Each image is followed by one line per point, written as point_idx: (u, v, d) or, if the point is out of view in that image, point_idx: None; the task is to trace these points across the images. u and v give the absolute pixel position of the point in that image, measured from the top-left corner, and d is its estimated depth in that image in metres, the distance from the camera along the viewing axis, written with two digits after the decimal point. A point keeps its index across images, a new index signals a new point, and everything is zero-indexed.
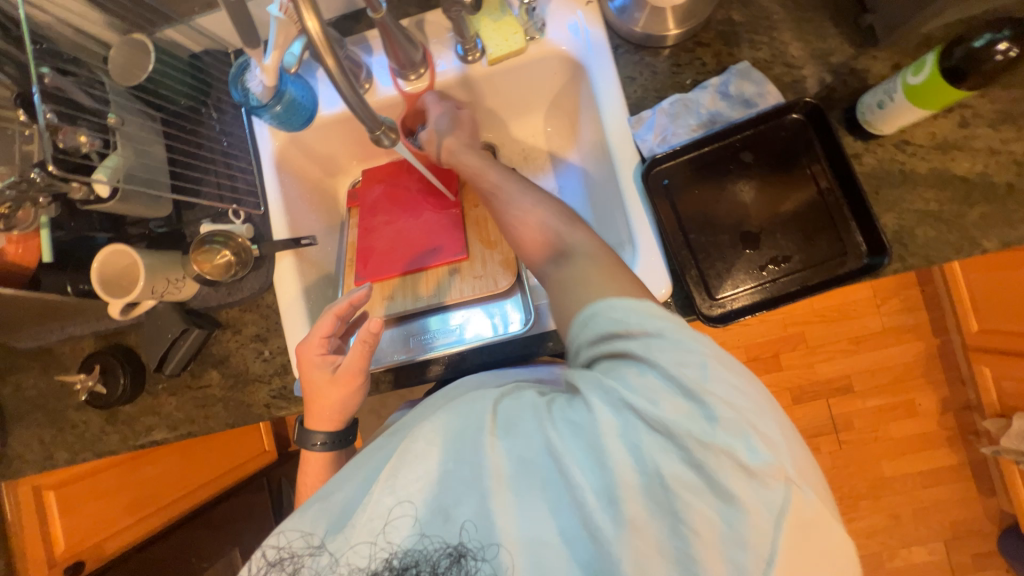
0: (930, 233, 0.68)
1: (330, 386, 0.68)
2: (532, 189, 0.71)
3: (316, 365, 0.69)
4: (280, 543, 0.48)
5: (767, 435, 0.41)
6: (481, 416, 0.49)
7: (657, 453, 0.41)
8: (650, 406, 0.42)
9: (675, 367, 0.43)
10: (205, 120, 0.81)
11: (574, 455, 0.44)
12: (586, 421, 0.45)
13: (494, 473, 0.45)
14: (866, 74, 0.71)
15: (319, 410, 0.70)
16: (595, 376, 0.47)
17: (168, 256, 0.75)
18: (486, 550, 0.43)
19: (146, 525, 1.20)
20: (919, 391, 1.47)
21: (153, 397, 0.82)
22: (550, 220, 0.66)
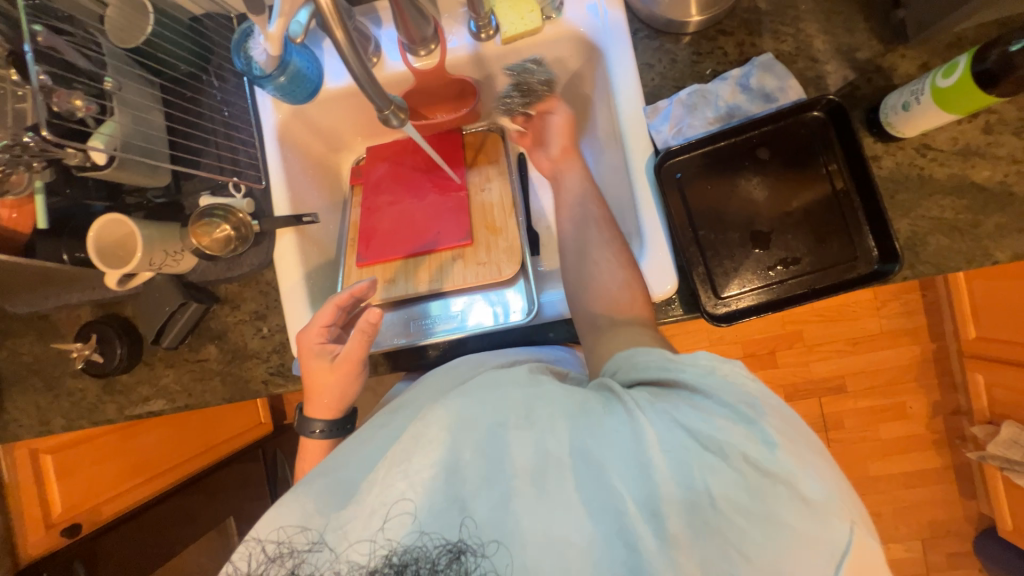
0: (942, 242, 0.67)
1: (327, 372, 0.68)
2: (592, 225, 0.71)
3: (314, 355, 0.69)
4: (280, 538, 0.47)
5: (827, 470, 0.41)
6: (508, 410, 0.48)
7: (710, 473, 0.41)
8: (706, 427, 0.42)
9: (734, 394, 0.44)
10: (205, 87, 0.78)
11: (617, 467, 0.43)
12: (633, 432, 0.44)
13: (520, 473, 0.44)
14: (893, 73, 0.69)
15: (318, 395, 0.69)
16: (645, 395, 0.47)
17: (167, 228, 0.74)
18: (487, 546, 0.43)
19: (143, 490, 1.20)
20: (912, 395, 1.48)
21: (150, 369, 0.82)
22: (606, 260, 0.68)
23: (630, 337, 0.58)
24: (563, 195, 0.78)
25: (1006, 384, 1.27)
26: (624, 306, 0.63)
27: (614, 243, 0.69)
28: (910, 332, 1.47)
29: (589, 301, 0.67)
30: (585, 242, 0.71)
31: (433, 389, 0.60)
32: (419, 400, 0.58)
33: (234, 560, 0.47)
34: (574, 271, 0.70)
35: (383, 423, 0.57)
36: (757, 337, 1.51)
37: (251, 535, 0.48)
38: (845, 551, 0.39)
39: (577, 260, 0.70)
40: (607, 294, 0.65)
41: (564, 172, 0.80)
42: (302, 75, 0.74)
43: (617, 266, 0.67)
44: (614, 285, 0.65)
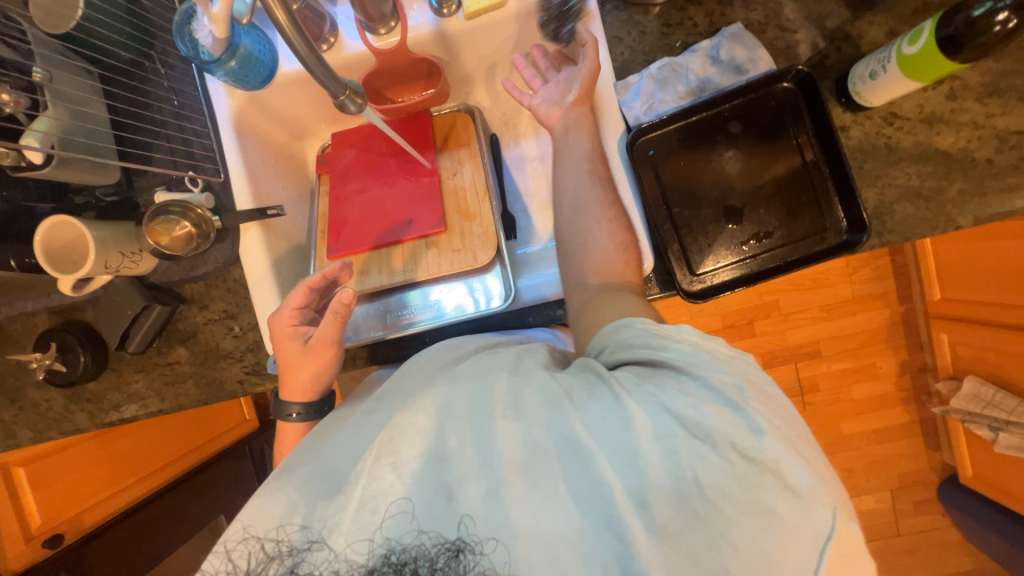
0: (908, 210, 0.69)
1: (301, 357, 0.66)
2: (596, 179, 0.66)
3: (287, 338, 0.67)
4: (280, 537, 0.45)
5: (812, 458, 0.42)
6: (495, 398, 0.48)
7: (698, 461, 0.41)
8: (694, 414, 0.43)
9: (720, 381, 0.45)
10: (151, 75, 0.74)
11: (606, 456, 0.43)
12: (621, 418, 0.44)
13: (510, 466, 0.44)
14: (860, 41, 0.68)
15: (293, 379, 0.68)
16: (633, 377, 0.47)
17: (121, 228, 0.70)
18: (486, 544, 0.42)
19: (125, 495, 1.18)
20: (881, 356, 1.55)
21: (118, 375, 0.79)
22: (602, 218, 0.64)
23: (618, 304, 0.57)
24: (568, 148, 0.67)
25: (968, 341, 1.33)
26: (618, 270, 0.62)
27: (614, 207, 0.65)
28: (879, 296, 1.52)
29: (583, 264, 0.63)
30: (584, 200, 0.65)
31: (416, 372, 0.58)
32: (403, 381, 0.58)
33: (230, 554, 0.46)
34: (569, 231, 0.65)
35: (367, 412, 0.54)
36: (735, 307, 1.54)
37: (251, 530, 0.46)
38: (831, 539, 0.40)
39: (573, 220, 0.65)
40: (602, 257, 0.62)
41: (575, 121, 0.68)
42: (254, 59, 0.70)
43: (616, 230, 0.64)
44: (608, 248, 0.63)
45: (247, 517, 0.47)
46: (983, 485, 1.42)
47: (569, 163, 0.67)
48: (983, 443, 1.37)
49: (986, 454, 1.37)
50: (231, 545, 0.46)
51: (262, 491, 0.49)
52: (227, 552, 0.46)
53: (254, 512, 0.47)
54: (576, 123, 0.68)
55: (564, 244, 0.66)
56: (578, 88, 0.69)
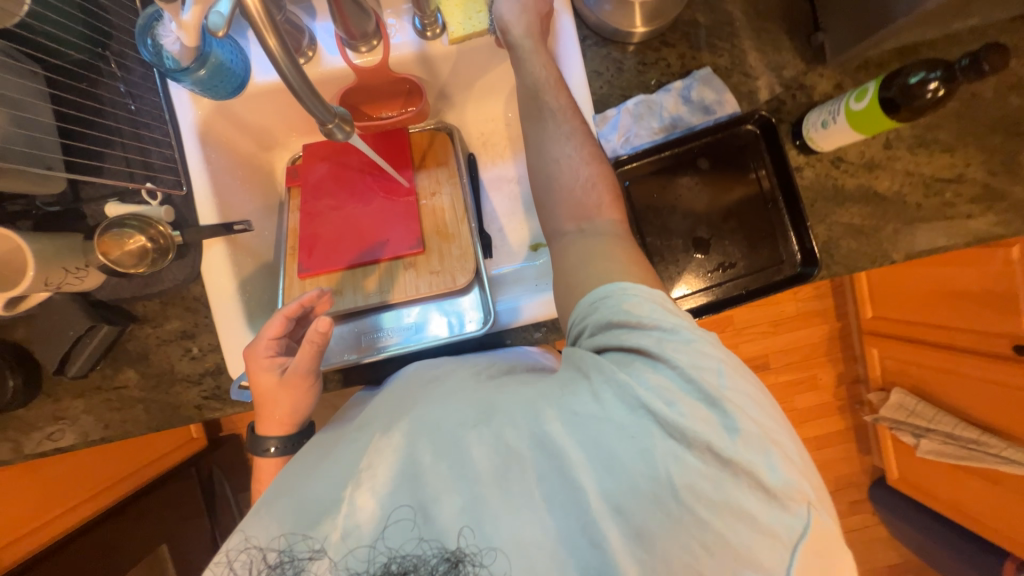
0: (851, 245, 0.76)
1: (276, 389, 0.64)
2: (556, 118, 0.64)
3: (262, 370, 0.64)
4: (280, 547, 0.45)
5: (786, 451, 0.42)
6: (468, 407, 0.49)
7: (674, 463, 0.41)
8: (670, 412, 0.42)
9: (696, 370, 0.44)
10: (105, 78, 0.68)
11: (580, 456, 0.43)
12: (594, 416, 0.44)
13: (486, 476, 0.45)
14: (813, 91, 0.75)
15: (270, 410, 0.65)
16: (607, 368, 0.46)
17: (65, 241, 0.64)
18: (485, 554, 0.43)
19: (56, 527, 1.08)
20: (821, 368, 1.68)
21: (54, 401, 0.72)
22: (569, 153, 0.62)
23: (602, 253, 0.56)
24: (524, 86, 0.66)
25: (896, 356, 1.47)
26: (593, 207, 0.60)
27: (578, 136, 0.63)
28: (821, 314, 1.65)
29: (556, 208, 0.62)
30: (544, 139, 0.64)
31: (396, 394, 0.57)
32: (380, 399, 0.58)
33: (233, 563, 0.46)
34: (537, 174, 0.64)
35: (349, 432, 0.54)
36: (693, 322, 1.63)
37: (253, 541, 0.46)
38: (804, 535, 0.41)
39: (537, 161, 0.64)
40: (573, 194, 0.61)
41: (528, 54, 0.66)
42: (226, 69, 0.66)
43: (587, 161, 0.62)
44: (580, 185, 0.61)
45: (243, 529, 0.47)
46: (908, 487, 1.57)
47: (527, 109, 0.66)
48: (906, 448, 1.51)
49: (908, 458, 1.52)
50: (232, 555, 0.46)
51: (257, 505, 0.49)
52: (229, 562, 0.46)
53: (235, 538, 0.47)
54: (528, 54, 0.66)
55: (536, 190, 0.65)
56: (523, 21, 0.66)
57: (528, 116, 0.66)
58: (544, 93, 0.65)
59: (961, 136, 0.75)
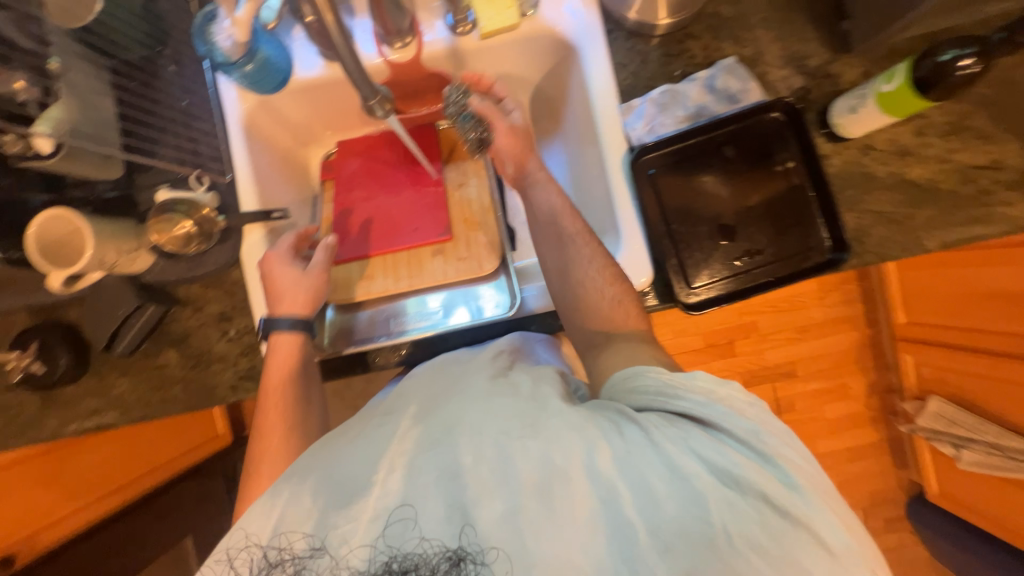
0: (883, 233, 0.74)
1: (298, 280, 0.69)
2: (571, 232, 0.69)
3: (284, 265, 0.70)
4: (281, 545, 0.46)
5: (843, 515, 0.44)
6: (512, 419, 0.49)
7: (728, 511, 0.43)
8: (722, 460, 0.45)
9: (749, 434, 0.47)
10: (161, 72, 0.73)
11: (622, 481, 0.45)
12: (645, 451, 0.46)
13: (528, 488, 0.45)
14: (839, 79, 0.76)
15: (291, 299, 0.69)
16: (660, 420, 0.49)
17: (119, 224, 0.68)
18: (486, 554, 0.44)
19: (87, 514, 1.08)
20: (851, 376, 1.61)
21: (100, 378, 0.75)
22: (594, 274, 0.67)
23: (631, 353, 0.61)
24: (541, 210, 0.71)
25: (933, 364, 1.41)
26: (619, 323, 0.65)
27: (598, 259, 0.67)
28: (849, 319, 1.59)
29: (586, 323, 0.67)
30: (568, 263, 0.68)
31: (428, 386, 0.56)
32: (406, 387, 0.58)
33: (233, 562, 0.47)
34: (562, 291, 0.68)
35: (381, 421, 0.53)
36: (718, 327, 1.56)
37: (253, 539, 0.47)
38: None
39: (562, 284, 0.68)
40: (598, 313, 0.66)
41: (536, 186, 0.72)
42: (271, 65, 0.70)
43: (610, 280, 0.67)
44: (605, 303, 0.66)
45: (243, 524, 0.48)
46: (948, 503, 1.49)
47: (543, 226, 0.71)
48: (947, 461, 1.43)
49: (950, 472, 1.44)
50: (233, 554, 0.47)
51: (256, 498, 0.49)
52: (230, 561, 0.47)
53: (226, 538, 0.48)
54: (543, 181, 0.72)
55: (563, 310, 0.69)
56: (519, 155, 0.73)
57: (546, 240, 0.70)
58: (562, 206, 0.70)
59: (997, 123, 0.74)
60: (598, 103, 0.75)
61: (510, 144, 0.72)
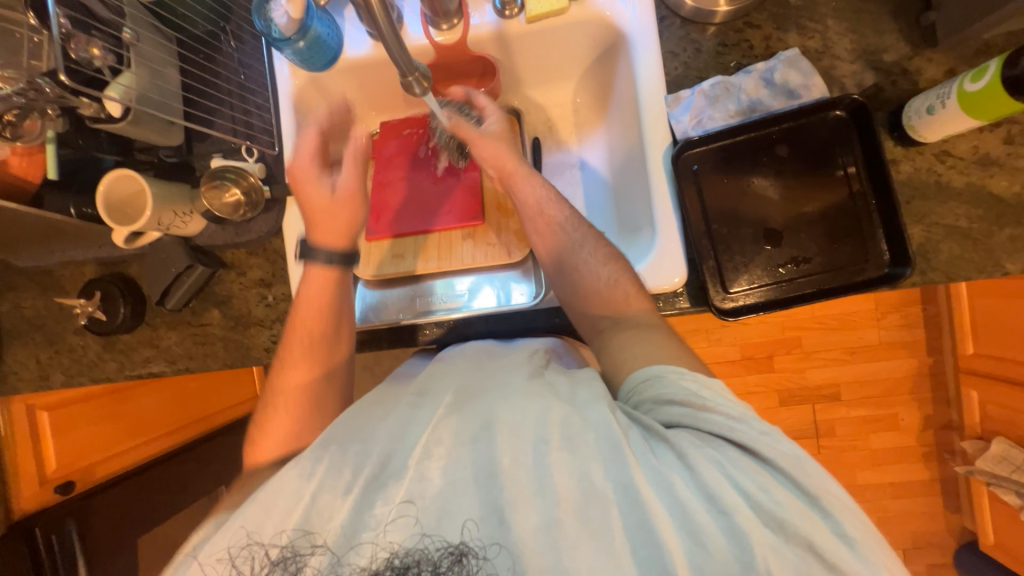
0: (954, 250, 0.67)
1: (330, 203, 0.71)
2: (558, 222, 0.70)
3: (311, 182, 0.71)
4: (282, 542, 0.47)
5: (895, 567, 0.43)
6: (551, 425, 0.49)
7: (770, 554, 0.42)
8: (766, 499, 0.44)
9: (792, 463, 0.46)
10: (222, 47, 0.77)
11: (659, 507, 0.44)
12: (682, 476, 0.46)
13: (565, 500, 0.46)
14: (918, 77, 0.69)
15: (326, 223, 0.71)
16: (695, 442, 0.47)
17: (176, 188, 0.73)
18: (489, 549, 0.45)
19: (135, 454, 1.17)
20: (903, 406, 1.48)
21: (153, 330, 0.82)
22: (588, 258, 0.68)
23: (640, 342, 0.60)
24: (524, 201, 0.70)
25: (1000, 401, 1.28)
26: (621, 302, 0.65)
27: (591, 242, 0.69)
28: (907, 345, 1.46)
29: (589, 306, 0.67)
30: (564, 249, 0.69)
31: (459, 374, 0.57)
32: (439, 373, 0.59)
33: (235, 561, 0.47)
34: (561, 280, 0.69)
35: (412, 405, 0.54)
36: (756, 339, 1.48)
37: (255, 537, 0.47)
38: None
39: (559, 273, 0.69)
40: (599, 293, 0.66)
41: (518, 181, 0.71)
42: (322, 42, 0.73)
43: (609, 260, 0.68)
44: (605, 284, 0.66)
45: (244, 523, 0.48)
46: (1005, 556, 1.35)
47: (530, 219, 0.70)
48: (1011, 511, 1.30)
49: (1011, 523, 1.31)
50: (235, 552, 0.47)
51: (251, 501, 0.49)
52: (231, 558, 0.47)
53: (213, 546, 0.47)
54: (530, 173, 0.72)
55: (565, 300, 0.69)
56: (492, 160, 0.72)
57: (539, 232, 0.70)
58: (546, 198, 0.71)
59: None
60: (642, 95, 0.73)
61: (486, 148, 0.71)
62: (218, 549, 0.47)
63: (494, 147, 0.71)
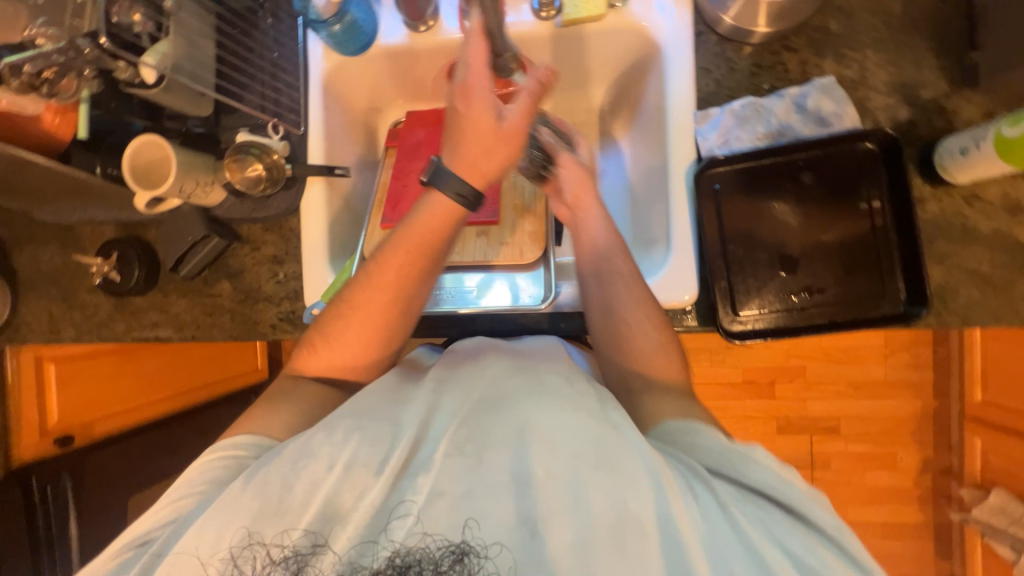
0: (973, 295, 0.66)
1: (493, 135, 0.60)
2: (617, 272, 0.67)
3: (482, 103, 0.59)
4: (284, 543, 0.46)
5: None
6: (588, 442, 0.47)
7: None
8: (810, 558, 0.44)
9: (834, 528, 0.46)
10: (260, 24, 0.78)
11: (699, 549, 0.43)
12: (724, 523, 0.44)
13: (600, 524, 0.44)
14: (953, 117, 0.68)
15: (479, 162, 0.62)
16: (739, 495, 0.47)
17: (200, 157, 0.73)
18: (490, 548, 0.45)
19: (135, 415, 1.18)
20: (903, 447, 1.46)
21: (164, 295, 0.83)
22: (637, 316, 0.65)
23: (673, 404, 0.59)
24: (592, 246, 0.70)
25: (1001, 451, 1.25)
26: (660, 373, 0.63)
27: (646, 303, 0.65)
28: (913, 385, 1.44)
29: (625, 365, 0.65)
30: (614, 304, 0.66)
31: (490, 376, 0.55)
32: (472, 369, 0.58)
33: (236, 561, 0.46)
34: (602, 335, 0.67)
35: (430, 394, 0.54)
36: (760, 364, 1.47)
37: (256, 538, 0.46)
38: None
39: (603, 323, 0.67)
40: (641, 362, 0.64)
41: (584, 219, 0.71)
42: (358, 27, 0.74)
43: (656, 327, 0.65)
44: (649, 353, 0.64)
45: (242, 523, 0.46)
46: None
47: (590, 265, 0.69)
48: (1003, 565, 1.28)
49: None
50: (236, 553, 0.46)
51: (265, 470, 0.48)
52: (234, 561, 0.46)
53: (206, 542, 0.46)
54: (590, 219, 0.70)
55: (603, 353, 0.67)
56: (573, 186, 0.71)
57: (596, 275, 0.68)
58: (610, 244, 0.69)
59: None
60: (670, 109, 0.72)
61: (572, 174, 0.72)
62: (220, 550, 0.46)
63: (575, 180, 0.71)
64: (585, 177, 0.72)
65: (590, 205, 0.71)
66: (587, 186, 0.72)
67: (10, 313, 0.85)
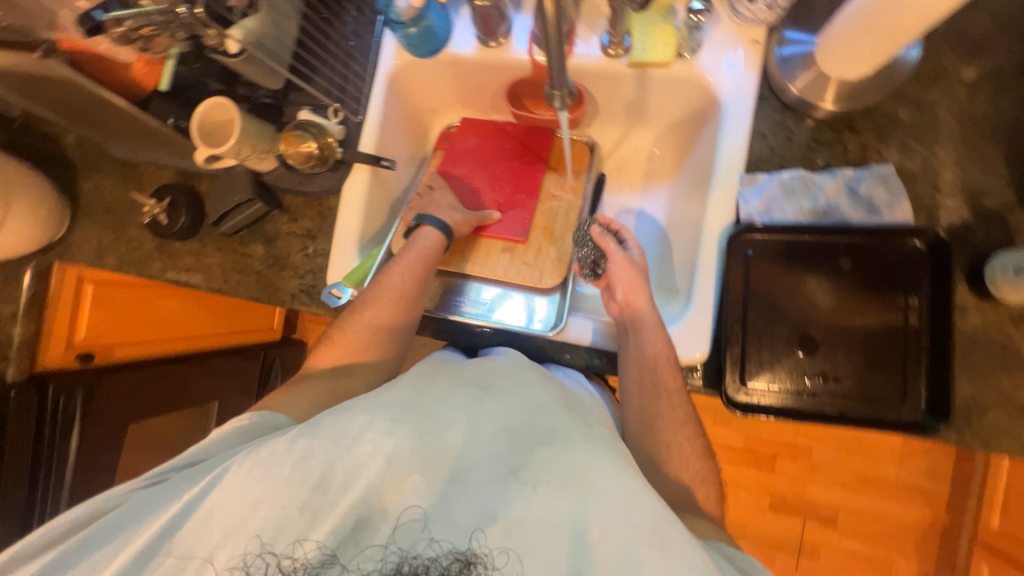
0: (1001, 420, 0.62)
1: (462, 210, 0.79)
2: (660, 385, 0.68)
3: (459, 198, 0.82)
4: (296, 555, 0.45)
5: None
6: (644, 520, 0.46)
7: None
8: None
9: None
10: (342, 14, 0.83)
11: None
12: None
13: None
14: (1015, 231, 0.64)
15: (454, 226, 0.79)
16: None
17: (262, 125, 0.77)
18: (497, 557, 0.45)
19: (151, 347, 1.25)
20: (901, 556, 1.37)
21: (202, 245, 0.87)
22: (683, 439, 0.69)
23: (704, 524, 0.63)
24: (637, 353, 0.69)
25: None
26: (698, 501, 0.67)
27: (690, 429, 0.69)
28: (924, 494, 1.36)
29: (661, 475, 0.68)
30: (653, 417, 0.69)
31: (535, 402, 0.57)
32: (522, 394, 0.58)
33: (247, 569, 0.45)
34: (641, 440, 0.70)
35: (477, 397, 0.56)
36: (764, 435, 1.42)
37: (268, 547, 0.46)
38: None
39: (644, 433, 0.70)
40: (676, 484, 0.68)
41: (636, 321, 0.70)
42: (432, 32, 0.77)
43: (695, 454, 0.69)
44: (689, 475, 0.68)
45: (255, 531, 0.46)
46: None
47: (629, 366, 0.69)
48: None
49: None
50: (249, 560, 0.45)
51: (314, 441, 0.50)
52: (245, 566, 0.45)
53: (229, 527, 0.47)
54: (635, 322, 0.70)
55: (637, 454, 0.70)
56: (623, 285, 0.72)
57: (643, 383, 0.68)
58: (660, 352, 0.67)
59: None
60: (719, 168, 0.72)
61: (623, 274, 0.72)
62: (229, 558, 0.46)
63: (626, 278, 0.72)
64: (633, 279, 0.72)
65: (642, 306, 0.70)
66: (641, 288, 0.71)
67: (65, 233, 0.92)
